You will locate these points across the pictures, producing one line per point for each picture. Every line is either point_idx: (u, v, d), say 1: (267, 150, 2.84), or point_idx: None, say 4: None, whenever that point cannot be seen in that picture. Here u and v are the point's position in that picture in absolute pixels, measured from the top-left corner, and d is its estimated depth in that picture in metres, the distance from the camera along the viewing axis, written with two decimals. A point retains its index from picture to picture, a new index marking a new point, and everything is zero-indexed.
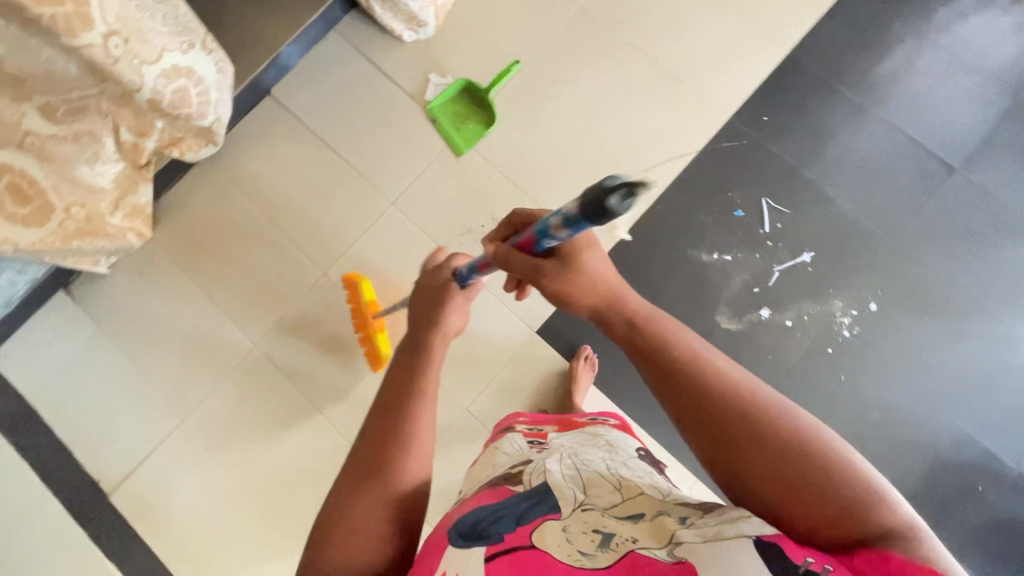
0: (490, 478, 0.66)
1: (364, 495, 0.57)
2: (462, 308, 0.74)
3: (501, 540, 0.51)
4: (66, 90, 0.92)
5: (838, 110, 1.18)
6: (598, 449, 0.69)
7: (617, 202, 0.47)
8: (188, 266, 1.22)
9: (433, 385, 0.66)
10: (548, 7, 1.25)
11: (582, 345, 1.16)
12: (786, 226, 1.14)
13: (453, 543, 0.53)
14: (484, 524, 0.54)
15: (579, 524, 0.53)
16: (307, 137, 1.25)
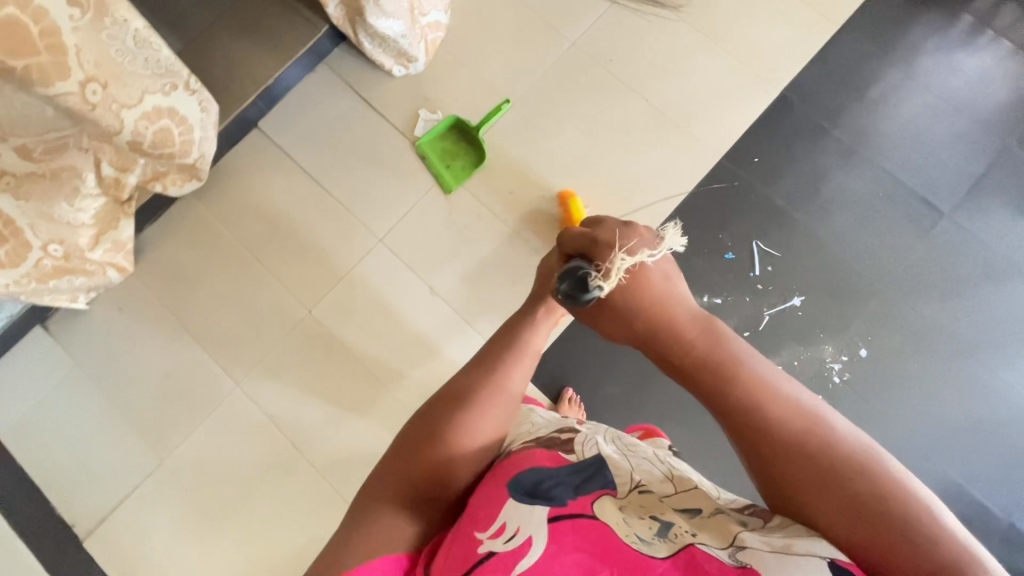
0: (535, 436, 0.65)
1: (444, 437, 0.62)
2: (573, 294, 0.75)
3: (565, 505, 0.52)
4: (44, 131, 0.89)
5: (829, 153, 1.18)
6: (639, 442, 0.71)
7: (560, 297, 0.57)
8: (170, 300, 1.20)
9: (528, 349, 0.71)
10: (539, 45, 1.25)
11: (566, 387, 1.14)
12: (777, 269, 1.13)
13: (515, 497, 0.53)
14: (545, 486, 0.54)
15: (636, 507, 0.53)
16: (295, 171, 1.23)
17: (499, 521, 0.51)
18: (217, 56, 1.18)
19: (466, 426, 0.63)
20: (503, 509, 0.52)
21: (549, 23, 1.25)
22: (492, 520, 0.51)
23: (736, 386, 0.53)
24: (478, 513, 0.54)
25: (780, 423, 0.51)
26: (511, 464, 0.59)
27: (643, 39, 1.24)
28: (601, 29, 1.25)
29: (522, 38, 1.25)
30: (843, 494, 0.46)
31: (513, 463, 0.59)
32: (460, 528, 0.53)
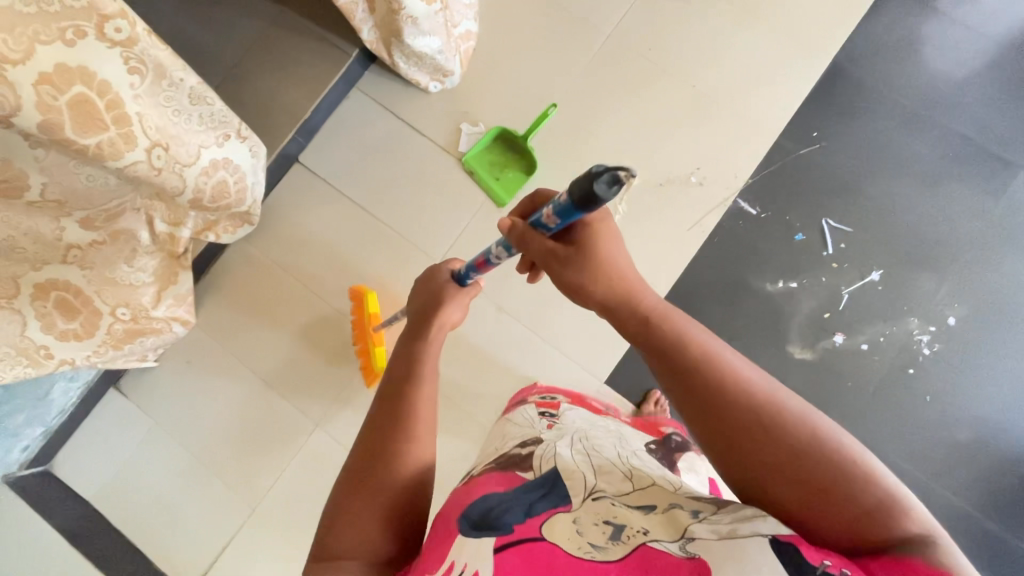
0: (500, 456, 0.66)
1: (364, 500, 0.56)
2: (466, 301, 0.75)
3: (510, 532, 0.51)
4: (103, 200, 0.90)
5: (888, 119, 1.14)
6: (607, 434, 0.70)
7: (601, 191, 0.47)
8: (235, 347, 1.19)
9: (428, 369, 0.65)
10: (574, 41, 1.21)
11: (654, 388, 1.12)
12: (850, 246, 1.10)
13: (464, 533, 0.52)
14: (494, 513, 0.54)
15: (590, 515, 0.52)
16: (342, 202, 1.22)
17: (449, 562, 0.50)
18: (251, 97, 1.16)
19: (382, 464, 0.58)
20: (451, 548, 0.51)
21: (582, 17, 1.21)
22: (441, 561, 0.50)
23: (686, 352, 0.54)
24: (429, 557, 0.52)
25: (742, 383, 0.51)
26: (468, 494, 0.59)
27: (683, 21, 1.19)
28: (636, 16, 1.20)
29: (555, 35, 1.21)
30: (794, 449, 0.47)
31: (470, 496, 0.58)
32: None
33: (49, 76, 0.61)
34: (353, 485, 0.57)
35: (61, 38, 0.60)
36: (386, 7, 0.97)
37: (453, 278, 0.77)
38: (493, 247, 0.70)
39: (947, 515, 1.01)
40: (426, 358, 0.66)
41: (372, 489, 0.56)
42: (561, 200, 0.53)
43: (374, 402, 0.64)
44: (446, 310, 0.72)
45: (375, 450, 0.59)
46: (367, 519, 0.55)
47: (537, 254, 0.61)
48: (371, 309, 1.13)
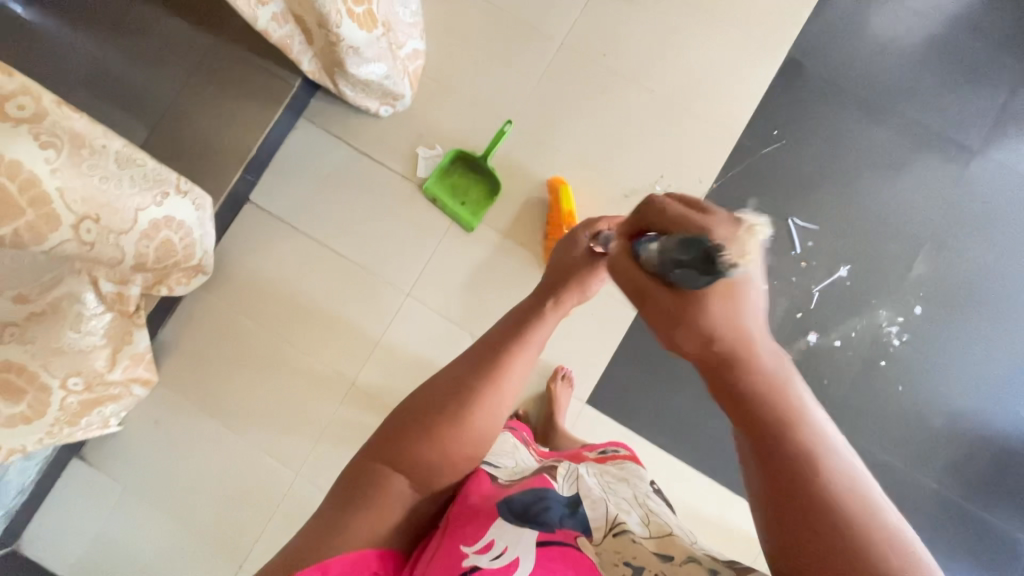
0: (519, 472, 0.70)
1: (446, 419, 0.63)
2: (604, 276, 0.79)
3: (553, 531, 0.54)
4: (37, 276, 0.84)
5: (847, 111, 1.14)
6: (621, 478, 0.73)
7: (684, 280, 0.51)
8: (203, 401, 1.14)
9: (529, 338, 0.71)
10: (525, 52, 1.16)
11: (558, 363, 1.10)
12: (818, 243, 1.10)
13: (504, 517, 0.55)
14: (534, 510, 0.57)
15: (610, 553, 0.54)
16: (301, 240, 1.16)
17: (487, 538, 0.53)
18: (190, 139, 1.10)
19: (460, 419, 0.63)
20: (490, 528, 0.54)
21: (532, 25, 1.17)
22: (479, 536, 0.53)
23: (786, 435, 0.46)
24: (464, 530, 0.55)
25: (826, 478, 0.44)
26: (504, 488, 0.61)
27: (635, 23, 1.16)
28: (588, 21, 1.16)
29: (506, 47, 1.17)
30: None
31: (508, 489, 0.61)
32: (445, 541, 0.54)
33: None
34: (430, 422, 0.62)
35: None
36: (323, 38, 0.91)
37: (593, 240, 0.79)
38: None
39: (926, 499, 1.04)
40: (531, 334, 0.72)
41: (444, 434, 0.62)
42: (652, 258, 0.53)
43: (478, 346, 0.71)
44: (566, 291, 0.77)
45: (459, 400, 0.64)
46: (434, 459, 0.61)
47: (625, 288, 0.56)
48: (567, 209, 1.09)
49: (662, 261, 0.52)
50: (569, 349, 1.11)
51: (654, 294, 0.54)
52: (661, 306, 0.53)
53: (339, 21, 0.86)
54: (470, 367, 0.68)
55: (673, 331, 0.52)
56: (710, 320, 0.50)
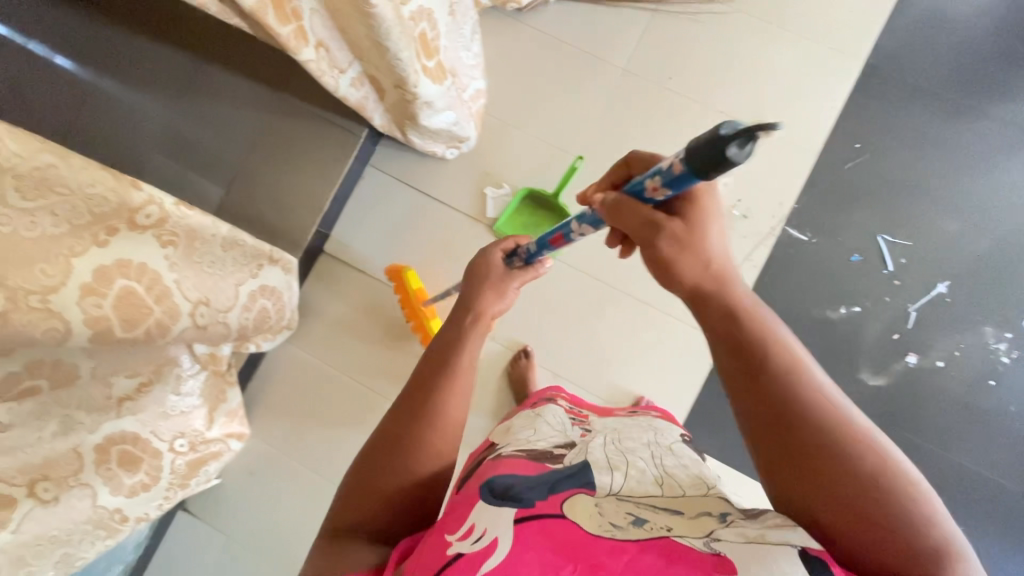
0: (530, 444, 0.64)
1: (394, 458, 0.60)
2: (518, 279, 0.76)
3: (532, 506, 0.50)
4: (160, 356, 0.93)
5: (937, 117, 1.08)
6: (643, 432, 0.68)
7: (731, 159, 0.40)
8: (293, 450, 1.17)
9: (465, 355, 0.67)
10: (588, 82, 1.14)
11: (640, 395, 1.08)
12: (912, 260, 1.05)
13: (484, 499, 0.52)
14: (517, 487, 0.53)
15: (613, 504, 0.51)
16: (377, 287, 1.19)
17: (467, 524, 0.50)
18: (263, 196, 1.12)
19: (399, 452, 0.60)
20: (471, 512, 0.51)
21: (594, 55, 1.14)
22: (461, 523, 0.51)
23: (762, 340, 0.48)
24: (450, 519, 0.52)
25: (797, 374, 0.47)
26: (493, 468, 0.58)
27: (701, 43, 1.13)
28: (652, 46, 1.13)
29: (568, 79, 1.15)
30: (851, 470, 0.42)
31: (496, 469, 0.58)
32: (430, 535, 0.51)
33: (90, 285, 0.56)
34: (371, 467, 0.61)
35: (94, 241, 0.56)
36: (398, 95, 0.90)
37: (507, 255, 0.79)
38: (573, 223, 0.68)
39: None
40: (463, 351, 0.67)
41: (389, 473, 0.59)
42: (679, 169, 0.45)
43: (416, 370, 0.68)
44: (483, 301, 0.72)
45: (395, 434, 0.62)
46: (380, 494, 0.59)
47: (635, 228, 0.51)
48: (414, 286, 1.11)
49: (692, 162, 0.43)
50: (653, 384, 1.09)
51: (670, 225, 0.49)
52: (668, 238, 0.50)
53: (417, 80, 0.85)
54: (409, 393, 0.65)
55: (679, 263, 0.50)
56: (706, 257, 0.50)
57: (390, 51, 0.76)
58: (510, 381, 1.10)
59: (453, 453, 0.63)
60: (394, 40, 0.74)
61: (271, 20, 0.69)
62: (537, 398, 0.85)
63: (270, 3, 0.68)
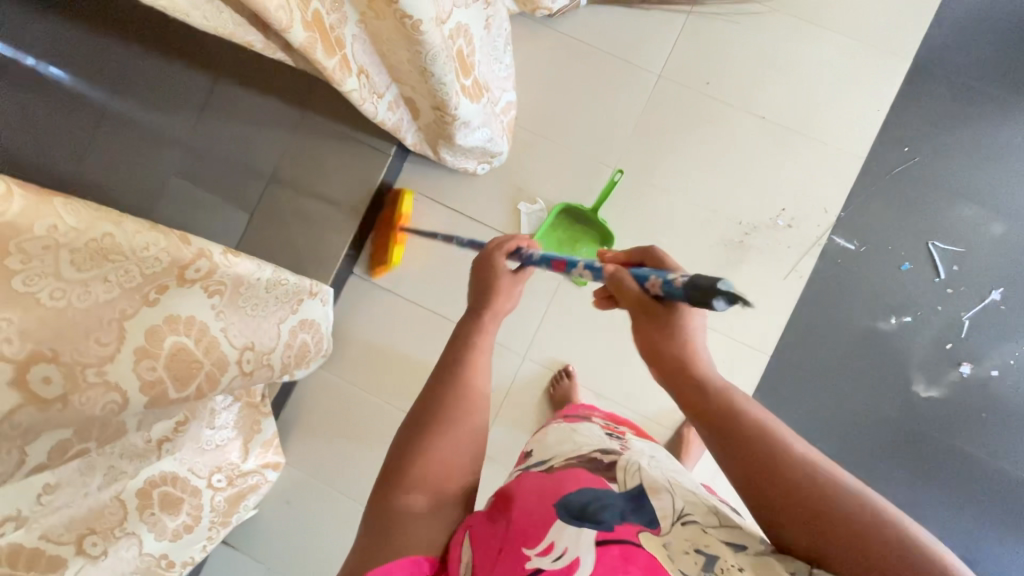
0: (580, 454, 0.59)
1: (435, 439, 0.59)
2: (517, 285, 0.70)
3: (612, 532, 0.47)
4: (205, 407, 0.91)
5: (988, 117, 1.04)
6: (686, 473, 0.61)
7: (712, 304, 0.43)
8: (330, 478, 1.15)
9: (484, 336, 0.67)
10: (623, 90, 1.10)
11: None
12: (963, 266, 1.02)
13: (561, 519, 0.50)
14: (593, 507, 0.49)
15: (681, 540, 0.46)
16: (409, 307, 1.16)
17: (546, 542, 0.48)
18: (290, 219, 1.08)
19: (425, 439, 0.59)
20: (548, 531, 0.49)
21: (628, 60, 1.10)
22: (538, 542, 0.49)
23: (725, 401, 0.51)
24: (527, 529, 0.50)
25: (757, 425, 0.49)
26: (562, 479, 0.54)
27: (740, 46, 1.08)
28: (688, 49, 1.09)
29: (602, 88, 1.10)
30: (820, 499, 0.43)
31: (568, 478, 0.54)
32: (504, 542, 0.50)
33: (144, 347, 0.53)
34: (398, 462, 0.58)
35: (145, 301, 0.53)
36: (435, 116, 0.87)
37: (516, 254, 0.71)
38: (580, 261, 0.61)
39: None
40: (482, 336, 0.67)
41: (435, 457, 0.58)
42: (676, 284, 0.48)
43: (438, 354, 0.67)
44: (496, 297, 0.69)
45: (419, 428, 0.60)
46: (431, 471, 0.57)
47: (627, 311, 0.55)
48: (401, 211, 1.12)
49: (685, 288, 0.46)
50: None
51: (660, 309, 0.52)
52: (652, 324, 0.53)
53: (457, 102, 0.81)
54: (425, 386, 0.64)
55: (656, 343, 0.54)
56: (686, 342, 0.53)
57: (434, 76, 0.74)
58: (552, 403, 1.07)
59: (481, 437, 0.61)
60: (441, 65, 0.73)
61: (320, 53, 0.65)
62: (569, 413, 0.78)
63: (319, 37, 0.64)
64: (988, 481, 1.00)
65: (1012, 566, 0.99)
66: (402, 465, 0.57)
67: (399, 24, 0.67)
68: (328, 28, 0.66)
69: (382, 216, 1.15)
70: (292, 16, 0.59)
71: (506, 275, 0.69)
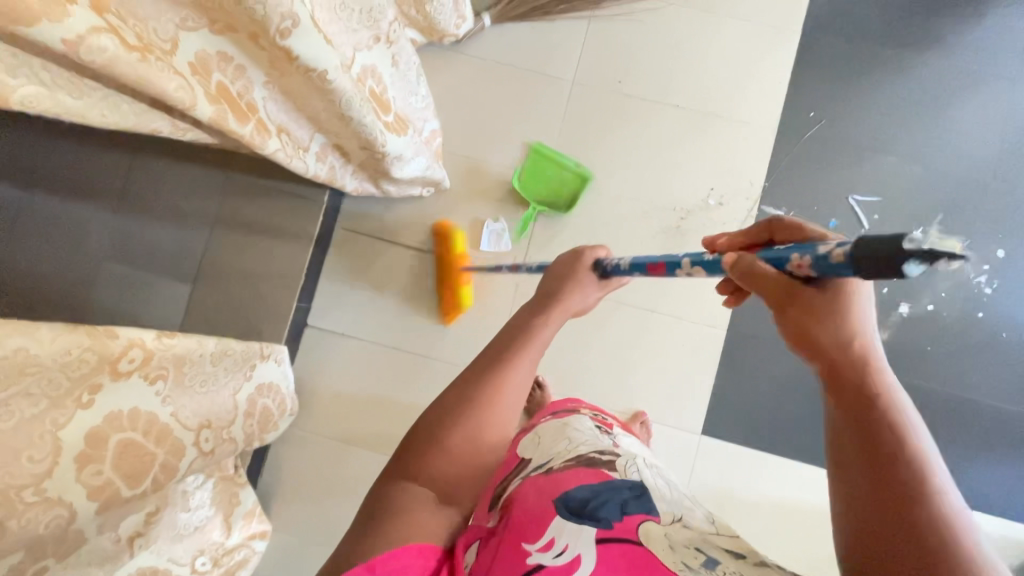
0: (576, 453, 0.61)
1: (450, 448, 0.55)
2: (597, 293, 0.68)
3: (612, 527, 0.48)
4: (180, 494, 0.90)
5: (878, 73, 1.11)
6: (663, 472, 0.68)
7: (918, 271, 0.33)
8: (320, 536, 1.11)
9: (536, 340, 0.61)
10: (541, 100, 1.13)
11: (637, 409, 1.08)
12: (883, 214, 1.08)
13: (563, 513, 0.50)
14: (592, 503, 0.51)
15: (681, 538, 0.48)
16: (372, 348, 1.15)
17: (546, 538, 0.48)
18: (234, 283, 1.07)
19: (476, 415, 0.57)
20: (548, 527, 0.49)
21: (539, 72, 1.13)
22: (536, 538, 0.48)
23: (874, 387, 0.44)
24: (524, 522, 0.50)
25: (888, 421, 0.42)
26: (555, 480, 0.55)
27: (642, 42, 1.13)
28: (594, 53, 1.13)
29: (521, 101, 1.13)
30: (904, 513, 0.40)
31: (564, 479, 0.56)
32: (503, 539, 0.50)
33: (85, 453, 0.53)
34: (440, 440, 0.56)
35: (79, 404, 0.52)
36: (366, 156, 0.87)
37: (595, 265, 0.67)
38: (684, 260, 0.58)
39: None
40: (536, 340, 0.61)
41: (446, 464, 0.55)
42: (834, 261, 0.38)
43: (486, 350, 0.62)
44: (568, 297, 0.65)
45: (461, 413, 0.56)
46: (438, 479, 0.55)
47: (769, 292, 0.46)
48: (456, 249, 1.11)
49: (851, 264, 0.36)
50: (668, 385, 1.09)
51: (803, 293, 0.44)
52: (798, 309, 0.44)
53: (384, 139, 0.82)
54: (477, 369, 0.59)
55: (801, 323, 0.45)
56: (838, 329, 0.44)
57: (354, 120, 0.75)
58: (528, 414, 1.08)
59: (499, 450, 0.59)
60: (358, 109, 0.73)
61: (233, 122, 0.66)
62: (557, 407, 0.81)
63: (227, 108, 0.65)
64: (944, 408, 1.06)
65: (979, 482, 1.05)
66: (422, 462, 0.55)
67: (306, 78, 0.67)
68: (236, 96, 0.66)
69: (438, 256, 1.13)
70: (194, 94, 0.59)
71: (586, 276, 0.66)
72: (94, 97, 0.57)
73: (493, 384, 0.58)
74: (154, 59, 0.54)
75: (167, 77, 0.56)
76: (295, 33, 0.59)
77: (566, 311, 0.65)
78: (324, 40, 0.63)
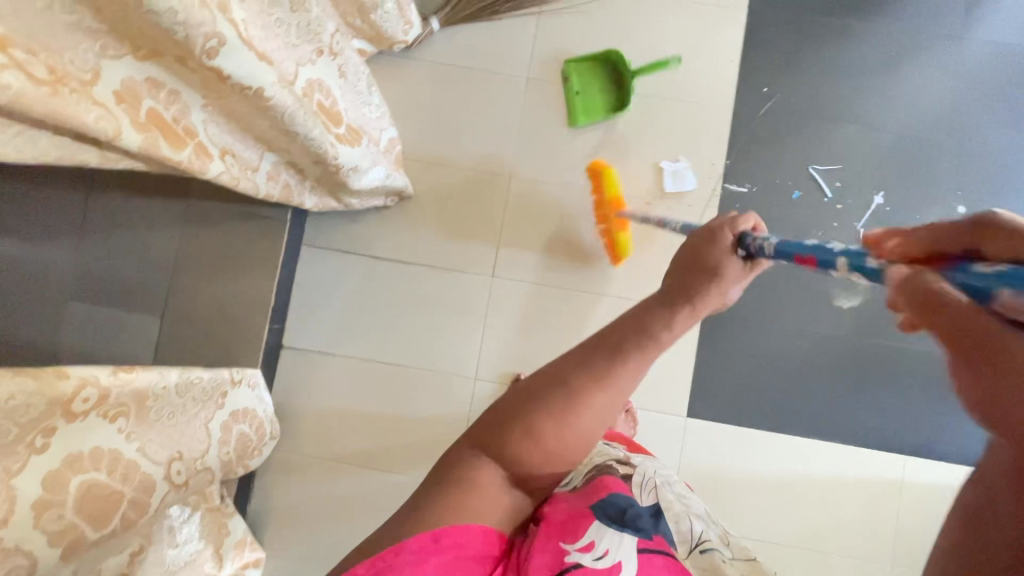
0: (595, 466, 0.64)
1: (538, 428, 0.49)
2: (741, 280, 0.58)
3: (651, 539, 0.52)
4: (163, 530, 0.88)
5: (827, 43, 1.12)
6: (676, 479, 0.71)
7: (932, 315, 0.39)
8: (315, 559, 1.10)
9: (660, 333, 0.51)
10: (496, 99, 1.13)
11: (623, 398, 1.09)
12: (846, 181, 1.09)
13: (603, 517, 0.52)
14: (629, 515, 0.54)
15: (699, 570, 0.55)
16: (352, 363, 1.14)
17: (586, 539, 0.49)
18: (203, 312, 1.05)
19: (571, 402, 0.49)
20: (589, 527, 0.51)
21: (492, 72, 1.13)
22: (577, 537, 0.49)
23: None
24: (561, 521, 0.51)
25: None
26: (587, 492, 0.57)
27: (592, 33, 1.13)
28: (545, 48, 1.13)
29: (477, 102, 1.13)
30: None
31: (598, 488, 0.58)
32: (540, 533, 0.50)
33: (43, 499, 0.53)
34: (528, 416, 0.49)
35: (31, 450, 0.52)
36: (320, 169, 0.86)
37: (738, 241, 0.58)
38: (841, 258, 0.53)
39: None
40: (656, 333, 0.51)
41: (531, 441, 0.49)
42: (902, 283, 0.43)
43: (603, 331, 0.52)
44: (697, 288, 0.54)
45: (557, 397, 0.49)
46: (516, 456, 0.50)
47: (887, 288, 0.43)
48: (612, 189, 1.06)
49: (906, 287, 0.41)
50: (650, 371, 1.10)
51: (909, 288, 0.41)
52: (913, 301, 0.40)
53: (335, 151, 0.81)
54: (585, 352, 0.51)
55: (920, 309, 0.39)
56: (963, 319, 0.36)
57: (300, 134, 0.74)
58: None
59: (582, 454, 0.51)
60: (302, 123, 0.72)
61: (167, 149, 0.65)
62: None
63: (159, 134, 0.63)
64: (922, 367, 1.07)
65: (964, 437, 1.05)
66: (507, 435, 0.50)
67: (244, 97, 0.66)
68: (171, 122, 0.65)
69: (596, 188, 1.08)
70: (118, 123, 0.58)
71: (727, 261, 0.56)
72: (11, 134, 0.55)
73: (593, 377, 0.49)
74: (68, 91, 0.53)
75: (84, 109, 0.54)
76: (222, 50, 0.58)
77: (695, 313, 0.54)
78: (257, 55, 0.63)
